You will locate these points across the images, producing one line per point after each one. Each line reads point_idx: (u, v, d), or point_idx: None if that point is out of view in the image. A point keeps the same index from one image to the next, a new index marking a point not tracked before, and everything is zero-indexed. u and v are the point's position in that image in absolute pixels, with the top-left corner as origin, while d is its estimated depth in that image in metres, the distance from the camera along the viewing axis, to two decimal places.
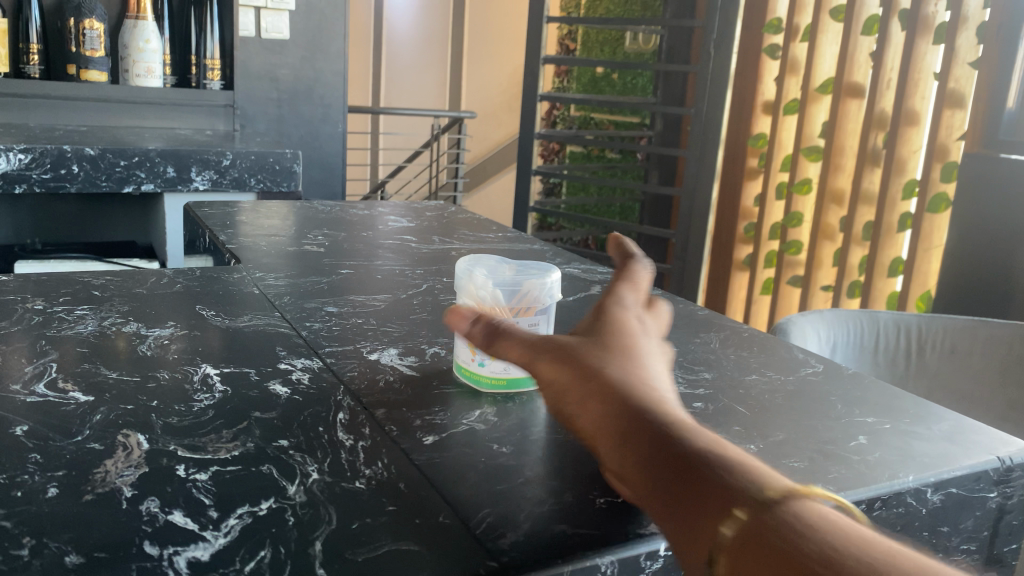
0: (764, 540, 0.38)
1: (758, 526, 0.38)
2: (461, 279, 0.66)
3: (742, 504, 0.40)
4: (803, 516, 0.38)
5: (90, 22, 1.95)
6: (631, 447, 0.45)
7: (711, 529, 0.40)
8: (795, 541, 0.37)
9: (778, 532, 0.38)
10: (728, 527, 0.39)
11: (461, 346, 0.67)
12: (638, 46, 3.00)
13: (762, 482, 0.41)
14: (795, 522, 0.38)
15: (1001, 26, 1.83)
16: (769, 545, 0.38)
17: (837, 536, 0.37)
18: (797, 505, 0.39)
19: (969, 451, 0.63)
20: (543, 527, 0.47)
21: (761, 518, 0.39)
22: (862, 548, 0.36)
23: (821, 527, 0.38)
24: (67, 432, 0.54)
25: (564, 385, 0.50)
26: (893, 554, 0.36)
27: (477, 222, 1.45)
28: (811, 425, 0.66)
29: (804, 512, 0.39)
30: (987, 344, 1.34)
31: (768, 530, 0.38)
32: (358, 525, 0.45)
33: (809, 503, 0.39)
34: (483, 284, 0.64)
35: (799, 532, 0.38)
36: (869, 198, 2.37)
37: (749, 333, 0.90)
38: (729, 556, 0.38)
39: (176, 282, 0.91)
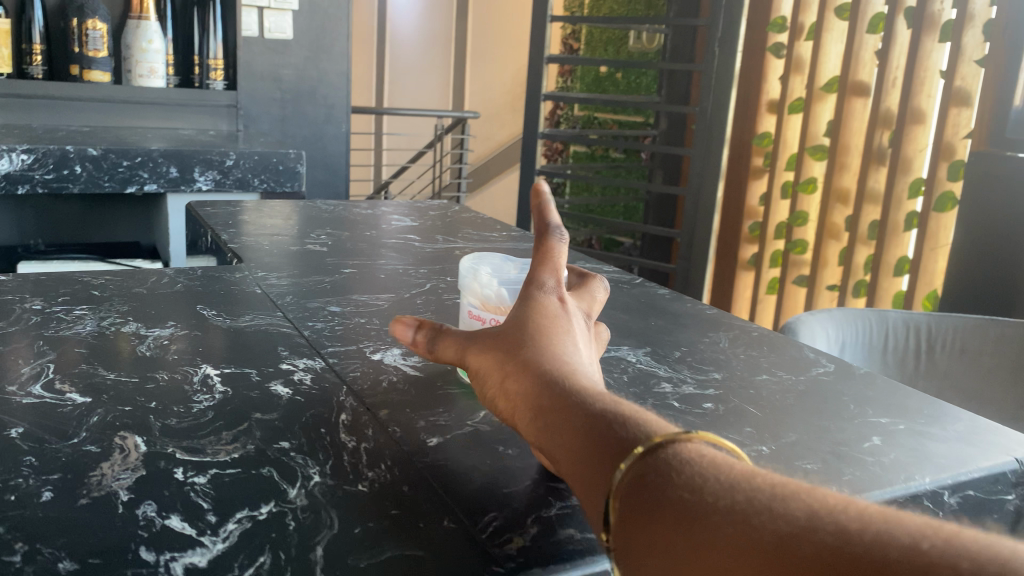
0: (648, 478, 0.40)
1: (643, 467, 0.40)
2: (465, 278, 0.65)
3: (632, 449, 0.42)
4: (685, 455, 0.40)
5: (93, 22, 1.94)
6: (540, 415, 0.47)
7: (606, 477, 0.42)
8: (675, 479, 0.39)
9: (659, 471, 0.40)
10: (617, 472, 0.41)
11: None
12: (642, 46, 3.00)
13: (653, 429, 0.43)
14: (678, 459, 0.40)
15: (1009, 23, 1.82)
16: (651, 484, 0.40)
17: (715, 467, 0.39)
18: (681, 445, 0.41)
19: (986, 453, 0.62)
20: (551, 531, 0.46)
21: (647, 458, 0.41)
22: (735, 477, 0.38)
23: (699, 462, 0.40)
24: (63, 434, 0.52)
25: (489, 367, 0.53)
26: (764, 481, 0.38)
27: (481, 221, 1.44)
28: (823, 425, 0.64)
29: (686, 451, 0.40)
30: (998, 344, 1.32)
31: (651, 469, 0.40)
32: (360, 529, 0.44)
33: (693, 443, 0.41)
34: (487, 283, 0.63)
35: (679, 467, 0.40)
36: (875, 196, 2.35)
37: (758, 332, 0.88)
38: (619, 499, 0.40)
39: (177, 282, 0.90)
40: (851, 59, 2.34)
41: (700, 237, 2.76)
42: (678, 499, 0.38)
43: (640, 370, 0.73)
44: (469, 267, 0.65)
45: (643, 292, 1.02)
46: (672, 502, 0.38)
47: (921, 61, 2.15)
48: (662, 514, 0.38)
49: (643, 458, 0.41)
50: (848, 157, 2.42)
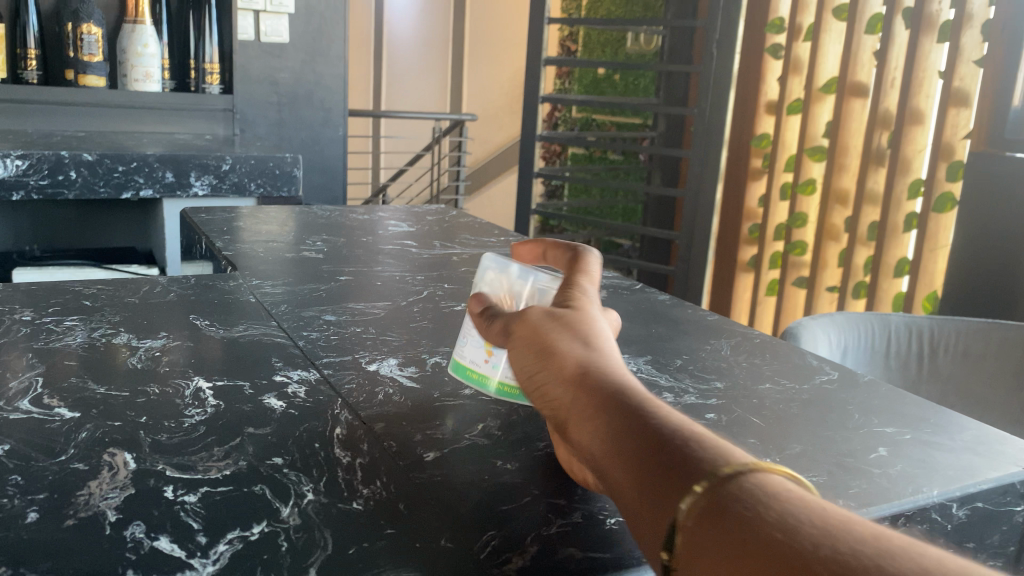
0: (720, 509, 0.35)
1: (715, 493, 0.35)
2: (493, 268, 0.59)
3: (696, 472, 0.36)
4: (762, 488, 0.35)
5: (88, 26, 1.93)
6: (587, 416, 0.42)
7: (666, 498, 0.36)
8: (748, 511, 0.34)
9: (731, 501, 0.35)
10: (681, 493, 0.36)
11: (472, 343, 0.61)
12: (639, 47, 2.97)
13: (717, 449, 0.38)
14: (751, 493, 0.35)
15: (1009, 22, 1.81)
16: (722, 516, 0.35)
17: (798, 511, 0.34)
18: (754, 473, 0.36)
19: (994, 464, 0.61)
20: (551, 551, 0.45)
21: (717, 485, 0.35)
22: (826, 519, 0.33)
23: (778, 497, 0.35)
24: (51, 451, 0.51)
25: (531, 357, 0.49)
26: (856, 523, 0.33)
27: (479, 226, 1.43)
28: (828, 436, 0.63)
29: (763, 481, 0.36)
30: (1002, 348, 1.31)
31: (724, 498, 0.35)
32: (355, 550, 0.43)
33: (769, 474, 0.36)
34: (517, 276, 0.58)
35: (754, 503, 0.35)
36: (875, 198, 2.34)
37: (761, 339, 0.87)
38: (684, 524, 0.35)
39: (171, 291, 0.89)
40: (850, 60, 2.33)
41: (700, 240, 2.75)
42: (756, 538, 0.33)
43: (640, 380, 0.72)
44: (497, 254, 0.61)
45: (643, 298, 1.00)
46: (749, 539, 0.33)
47: (919, 62, 2.14)
48: (736, 550, 0.33)
49: (713, 483, 0.36)
50: (848, 158, 2.41)
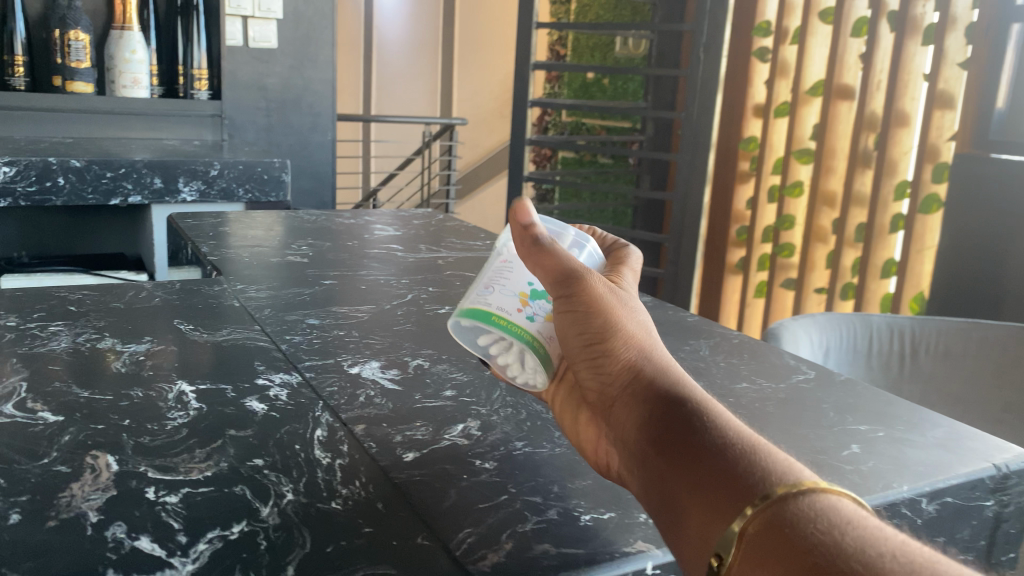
0: (786, 524, 0.40)
1: (780, 511, 0.41)
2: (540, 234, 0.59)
3: (766, 487, 0.42)
4: (830, 511, 0.41)
5: (76, 32, 1.93)
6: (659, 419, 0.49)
7: (730, 502, 0.43)
8: (814, 532, 0.39)
9: (798, 521, 0.40)
10: (746, 502, 0.42)
11: (504, 291, 0.56)
12: (628, 51, 3.01)
13: (783, 468, 0.44)
14: (819, 513, 0.40)
15: (992, 25, 1.83)
16: (788, 533, 0.40)
17: (870, 537, 0.39)
18: (818, 494, 0.41)
19: (964, 460, 0.62)
20: (526, 547, 0.46)
21: (785, 503, 0.41)
22: (899, 550, 0.38)
23: (844, 521, 0.40)
24: (34, 454, 0.52)
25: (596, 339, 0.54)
26: (929, 563, 0.37)
27: (466, 230, 1.44)
28: (802, 434, 0.64)
29: (828, 504, 0.41)
30: (981, 347, 1.32)
31: (790, 516, 0.41)
32: (333, 548, 0.44)
33: (832, 496, 0.42)
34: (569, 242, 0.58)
35: (823, 524, 0.40)
36: (861, 199, 2.36)
37: (740, 340, 0.88)
38: (743, 529, 0.41)
39: (156, 296, 0.90)
40: (836, 62, 2.35)
41: (688, 242, 2.77)
42: (825, 556, 0.38)
43: None
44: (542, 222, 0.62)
45: None
46: (816, 555, 0.38)
47: (904, 65, 2.16)
48: (799, 565, 0.39)
49: (779, 499, 0.42)
50: (835, 160, 2.44)
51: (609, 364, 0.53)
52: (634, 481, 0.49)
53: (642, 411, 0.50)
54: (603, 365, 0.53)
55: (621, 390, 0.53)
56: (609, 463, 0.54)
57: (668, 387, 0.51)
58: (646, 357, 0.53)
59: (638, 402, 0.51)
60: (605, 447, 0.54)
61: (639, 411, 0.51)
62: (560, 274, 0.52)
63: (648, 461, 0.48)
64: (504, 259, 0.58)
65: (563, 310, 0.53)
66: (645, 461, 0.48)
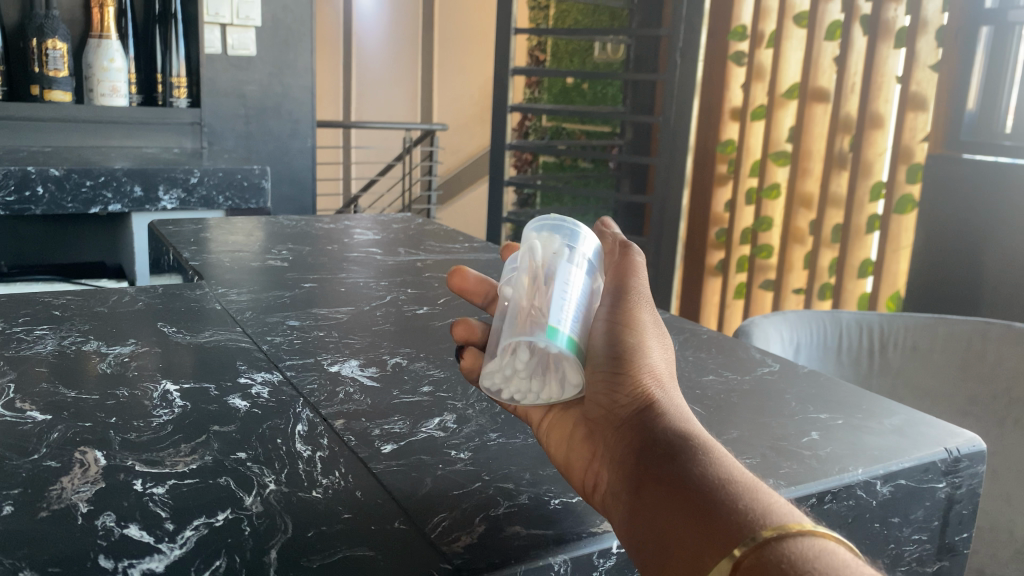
0: (780, 563, 0.36)
1: (776, 549, 0.37)
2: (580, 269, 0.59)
3: (761, 525, 0.38)
4: (828, 554, 0.36)
5: (53, 41, 1.93)
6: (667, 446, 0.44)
7: (725, 534, 0.39)
8: (811, 575, 0.35)
9: (796, 559, 0.36)
10: (741, 535, 0.38)
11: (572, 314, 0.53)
12: (607, 56, 3.00)
13: (787, 510, 0.39)
14: (818, 555, 0.36)
15: (960, 28, 1.88)
16: (784, 572, 0.36)
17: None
18: (818, 538, 0.37)
19: (919, 444, 0.65)
20: (498, 529, 0.48)
21: (782, 542, 0.37)
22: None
23: (843, 567, 0.36)
24: (24, 450, 0.54)
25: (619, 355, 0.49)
26: None
27: (444, 233, 1.46)
28: (766, 422, 0.67)
29: (827, 547, 0.37)
30: (947, 341, 1.36)
31: (785, 555, 0.37)
32: (314, 532, 0.46)
33: (832, 542, 0.38)
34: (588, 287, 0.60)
35: (821, 566, 0.36)
36: (837, 200, 2.40)
37: (708, 335, 0.92)
38: (735, 563, 0.38)
39: (138, 300, 0.91)
40: (811, 66, 2.39)
41: (667, 245, 2.80)
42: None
43: None
44: (586, 242, 0.60)
45: None
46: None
47: (877, 67, 2.20)
48: None
49: (771, 538, 0.37)
50: (811, 162, 2.48)
51: (621, 385, 0.48)
52: (621, 505, 0.45)
53: (646, 436, 0.45)
54: (616, 384, 0.48)
55: (625, 415, 0.48)
56: (596, 486, 0.49)
57: (677, 419, 0.46)
58: (661, 388, 0.48)
59: (642, 426, 0.46)
60: (595, 468, 0.49)
61: (643, 433, 0.46)
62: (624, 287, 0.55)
63: (643, 485, 0.43)
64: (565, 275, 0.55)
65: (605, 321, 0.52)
66: (639, 486, 0.44)
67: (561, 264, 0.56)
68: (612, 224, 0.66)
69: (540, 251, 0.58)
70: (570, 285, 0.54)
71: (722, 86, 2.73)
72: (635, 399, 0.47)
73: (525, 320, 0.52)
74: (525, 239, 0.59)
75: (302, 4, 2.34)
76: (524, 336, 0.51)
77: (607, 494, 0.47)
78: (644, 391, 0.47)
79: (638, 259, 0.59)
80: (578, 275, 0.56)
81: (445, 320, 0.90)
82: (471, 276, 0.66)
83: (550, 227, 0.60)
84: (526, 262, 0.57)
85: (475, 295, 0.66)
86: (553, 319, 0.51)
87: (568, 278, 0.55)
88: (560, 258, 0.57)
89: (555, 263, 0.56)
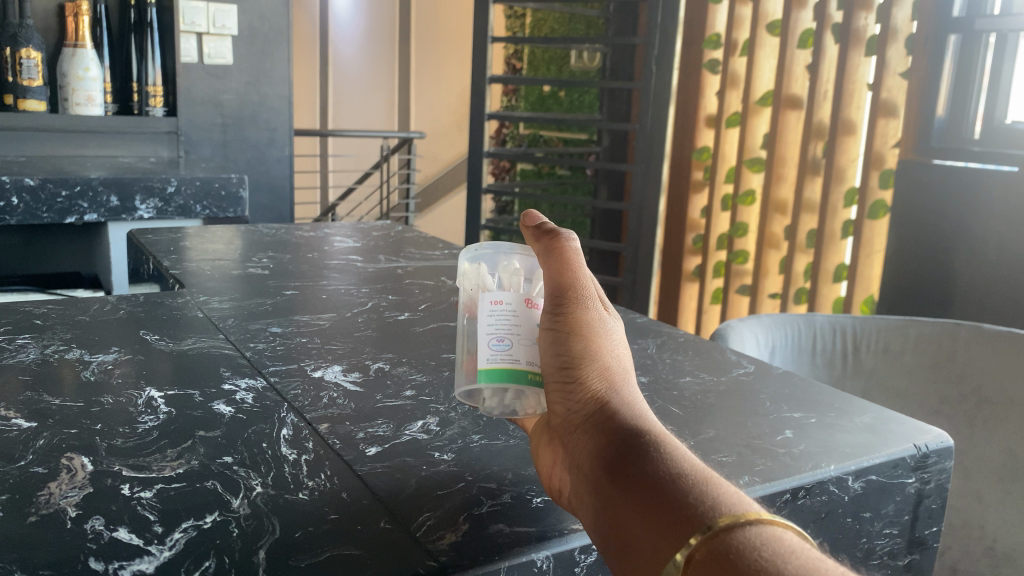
0: (729, 553, 0.38)
1: (725, 539, 0.39)
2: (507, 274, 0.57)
3: (711, 516, 0.41)
4: (775, 541, 0.39)
5: (27, 51, 1.92)
6: (617, 451, 0.47)
7: (678, 529, 0.41)
8: (758, 561, 0.38)
9: (743, 547, 0.38)
10: (693, 527, 0.41)
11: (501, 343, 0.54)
12: (583, 64, 3.02)
13: (735, 501, 0.42)
14: (765, 542, 0.39)
15: (929, 36, 1.92)
16: (733, 562, 0.38)
17: (815, 568, 0.37)
18: (767, 526, 0.40)
19: (888, 441, 0.67)
20: (482, 527, 0.49)
21: (732, 533, 0.39)
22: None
23: (790, 553, 0.38)
24: (10, 457, 0.54)
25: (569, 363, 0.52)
26: None
27: (424, 240, 1.47)
28: (741, 422, 0.69)
29: (775, 534, 0.39)
30: (917, 343, 1.39)
31: (734, 545, 0.39)
32: (301, 533, 0.47)
33: (781, 529, 0.40)
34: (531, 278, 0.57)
35: (766, 553, 0.38)
36: (811, 206, 2.43)
37: (684, 338, 0.94)
38: (688, 557, 0.40)
39: (119, 309, 0.92)
40: (784, 73, 2.43)
41: (644, 251, 2.82)
42: None
43: None
44: (515, 253, 0.58)
45: None
46: None
47: (850, 75, 2.24)
48: None
49: (725, 528, 0.40)
50: (785, 169, 2.52)
51: (574, 393, 0.51)
52: (583, 506, 0.48)
53: (601, 442, 0.48)
54: (569, 394, 0.51)
55: (579, 420, 0.50)
56: (560, 489, 0.51)
57: (630, 419, 0.49)
58: (613, 389, 0.51)
59: (597, 429, 0.49)
60: (557, 474, 0.51)
61: (597, 438, 0.49)
62: (561, 288, 0.54)
63: (600, 487, 0.46)
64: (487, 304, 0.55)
65: (547, 328, 0.53)
66: (597, 488, 0.46)
67: (484, 292, 0.55)
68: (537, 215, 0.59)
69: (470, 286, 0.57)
70: (490, 314, 0.55)
71: (697, 94, 2.76)
72: (587, 403, 0.50)
73: (469, 363, 0.56)
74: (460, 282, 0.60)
75: (278, 13, 2.35)
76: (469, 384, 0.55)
77: (571, 496, 0.49)
78: (596, 396, 0.50)
79: (571, 243, 0.55)
80: (509, 294, 0.55)
81: (426, 326, 0.91)
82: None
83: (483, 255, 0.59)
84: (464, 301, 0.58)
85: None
86: (484, 361, 0.54)
87: (494, 305, 0.55)
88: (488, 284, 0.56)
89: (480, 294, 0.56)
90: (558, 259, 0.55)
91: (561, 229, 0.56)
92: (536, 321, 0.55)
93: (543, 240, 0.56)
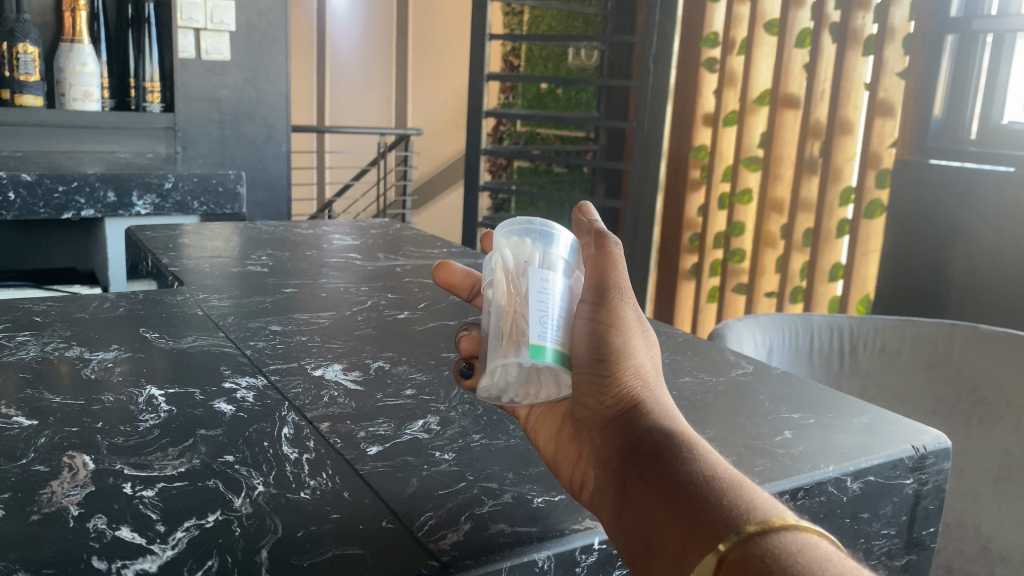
0: (764, 558, 0.39)
1: (760, 544, 0.40)
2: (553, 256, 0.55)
3: (745, 521, 0.41)
4: (809, 548, 0.40)
5: (25, 46, 1.91)
6: (651, 451, 0.47)
7: (711, 530, 0.42)
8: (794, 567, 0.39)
9: (779, 552, 0.39)
10: (727, 530, 0.41)
11: (549, 320, 0.50)
12: (581, 61, 2.99)
13: (769, 506, 0.43)
14: (801, 549, 0.39)
15: (927, 36, 1.93)
16: (769, 566, 0.39)
17: None
18: (801, 532, 0.41)
19: (887, 442, 0.67)
20: (483, 527, 0.49)
21: (766, 537, 0.40)
22: None
23: (824, 561, 0.39)
24: (11, 456, 0.54)
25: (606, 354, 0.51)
26: None
27: (423, 238, 1.47)
28: (739, 422, 0.69)
29: (810, 541, 0.40)
30: (914, 342, 1.40)
31: (769, 550, 0.40)
32: (303, 533, 0.47)
33: (815, 536, 0.41)
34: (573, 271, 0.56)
35: (803, 559, 0.39)
36: (808, 205, 2.43)
37: (683, 338, 0.94)
38: (721, 557, 0.41)
39: (119, 306, 0.92)
40: (782, 72, 2.43)
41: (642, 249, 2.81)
42: None
43: None
44: (562, 237, 0.57)
45: None
46: None
47: (847, 74, 2.24)
48: None
49: (757, 533, 0.41)
50: (782, 167, 2.52)
51: (608, 387, 0.50)
52: (609, 503, 0.48)
53: (632, 440, 0.48)
54: (603, 388, 0.51)
55: (611, 415, 0.50)
56: (584, 484, 0.51)
57: (662, 421, 0.49)
58: (646, 389, 0.51)
59: (630, 428, 0.49)
60: (582, 469, 0.51)
61: (630, 437, 0.48)
62: (603, 284, 0.53)
63: (629, 483, 0.46)
64: (541, 280, 0.52)
65: (587, 319, 0.52)
66: (626, 486, 0.46)
67: (533, 268, 0.53)
68: (591, 211, 0.60)
69: (512, 258, 0.54)
70: (546, 292, 0.52)
71: (695, 92, 2.76)
72: (620, 400, 0.50)
73: (500, 334, 0.50)
74: (495, 249, 0.56)
75: (276, 8, 2.35)
76: (506, 358, 0.49)
77: (596, 491, 0.50)
78: (630, 394, 0.50)
79: (617, 247, 0.55)
80: (555, 277, 0.53)
81: (426, 325, 0.92)
82: (458, 269, 0.67)
83: (520, 230, 0.56)
84: (499, 270, 0.54)
85: (461, 288, 0.67)
86: (534, 337, 0.49)
87: (544, 283, 0.52)
88: (534, 262, 0.54)
89: (527, 268, 0.53)
90: (608, 260, 0.55)
91: (608, 232, 0.57)
92: (574, 311, 0.53)
93: (592, 241, 0.57)
